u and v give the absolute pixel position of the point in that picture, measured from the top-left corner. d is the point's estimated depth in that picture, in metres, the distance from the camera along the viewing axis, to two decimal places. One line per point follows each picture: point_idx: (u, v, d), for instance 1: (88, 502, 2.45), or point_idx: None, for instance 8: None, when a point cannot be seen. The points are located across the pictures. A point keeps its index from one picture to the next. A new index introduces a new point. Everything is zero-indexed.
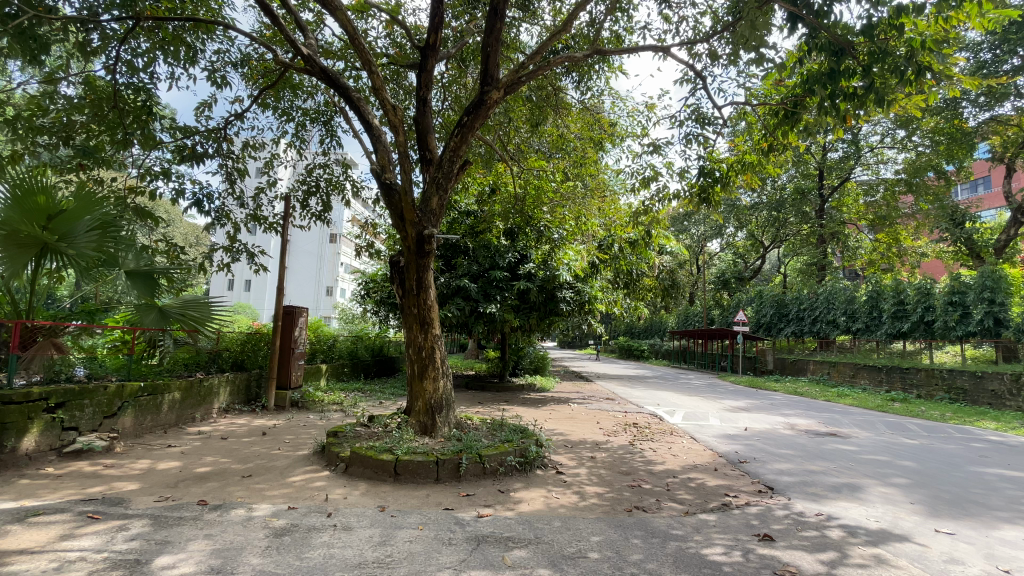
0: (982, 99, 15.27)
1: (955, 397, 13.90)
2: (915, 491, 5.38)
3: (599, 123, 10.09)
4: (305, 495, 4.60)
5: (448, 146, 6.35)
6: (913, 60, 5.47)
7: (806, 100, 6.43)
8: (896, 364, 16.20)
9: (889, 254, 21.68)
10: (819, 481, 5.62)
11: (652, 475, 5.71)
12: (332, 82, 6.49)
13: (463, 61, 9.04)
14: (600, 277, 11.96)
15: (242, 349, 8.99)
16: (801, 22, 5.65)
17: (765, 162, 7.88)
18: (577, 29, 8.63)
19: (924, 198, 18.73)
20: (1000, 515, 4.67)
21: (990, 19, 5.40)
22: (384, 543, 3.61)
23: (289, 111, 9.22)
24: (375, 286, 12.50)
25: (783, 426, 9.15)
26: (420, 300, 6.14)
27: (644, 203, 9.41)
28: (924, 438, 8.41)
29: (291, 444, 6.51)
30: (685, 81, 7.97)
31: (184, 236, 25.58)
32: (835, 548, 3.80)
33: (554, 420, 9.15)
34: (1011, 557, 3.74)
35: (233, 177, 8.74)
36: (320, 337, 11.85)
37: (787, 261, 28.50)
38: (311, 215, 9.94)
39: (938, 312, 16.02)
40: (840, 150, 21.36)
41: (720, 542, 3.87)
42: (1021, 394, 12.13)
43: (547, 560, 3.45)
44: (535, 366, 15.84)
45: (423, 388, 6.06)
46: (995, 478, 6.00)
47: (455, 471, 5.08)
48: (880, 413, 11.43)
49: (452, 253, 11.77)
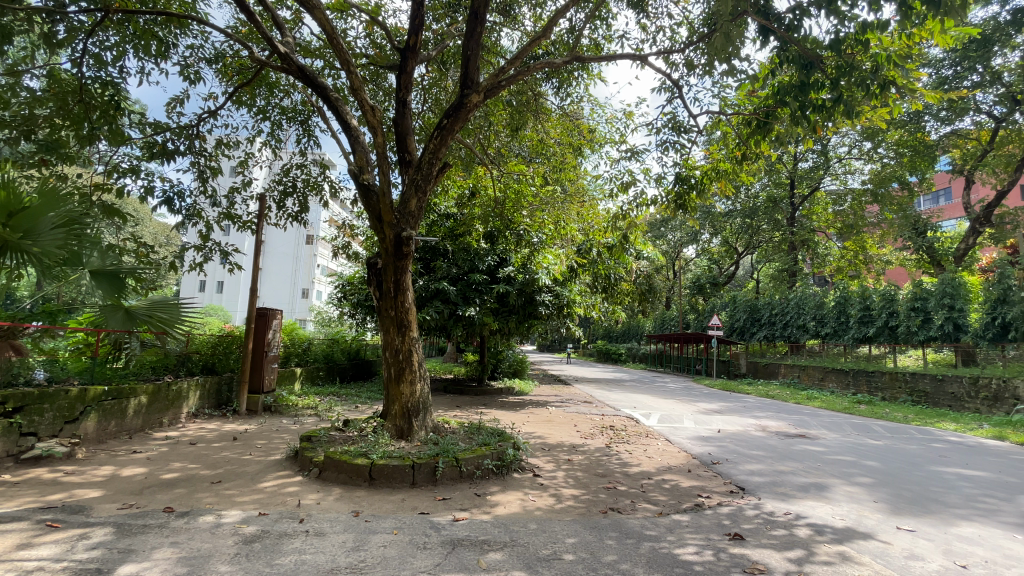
0: (944, 114, 15.95)
1: (918, 399, 14.44)
2: (878, 489, 5.58)
3: (579, 129, 10.24)
4: (276, 501, 4.50)
5: (428, 148, 6.34)
6: (879, 74, 5.71)
7: (778, 111, 6.68)
8: (862, 368, 16.75)
9: (855, 261, 22.66)
10: (788, 481, 5.78)
11: (628, 477, 5.79)
12: (310, 81, 6.40)
13: (444, 63, 9.06)
14: (578, 281, 12.13)
15: (213, 352, 8.79)
16: (773, 35, 5.86)
17: (740, 170, 8.02)
18: (557, 35, 8.76)
19: (889, 208, 19.42)
20: (958, 513, 4.87)
21: (952, 36, 5.70)
22: (358, 549, 3.56)
23: (265, 110, 9.09)
24: (352, 288, 12.38)
25: (754, 428, 9.37)
26: (398, 302, 6.08)
27: (622, 209, 9.62)
28: (885, 438, 8.74)
29: (263, 449, 6.37)
30: (664, 90, 8.10)
31: (153, 236, 24.83)
32: (803, 546, 3.91)
33: (532, 423, 9.20)
34: (968, 553, 3.91)
35: (205, 175, 8.54)
36: (294, 341, 11.66)
37: (759, 268, 29.10)
38: (287, 217, 9.74)
39: (901, 317, 16.64)
40: (810, 160, 22.04)
41: (692, 542, 3.93)
42: (980, 396, 12.63)
43: (522, 563, 3.45)
44: (513, 369, 15.98)
45: (400, 392, 6.01)
46: (953, 477, 6.25)
47: (431, 475, 5.04)
48: (846, 415, 11.82)
49: (431, 255, 11.69)
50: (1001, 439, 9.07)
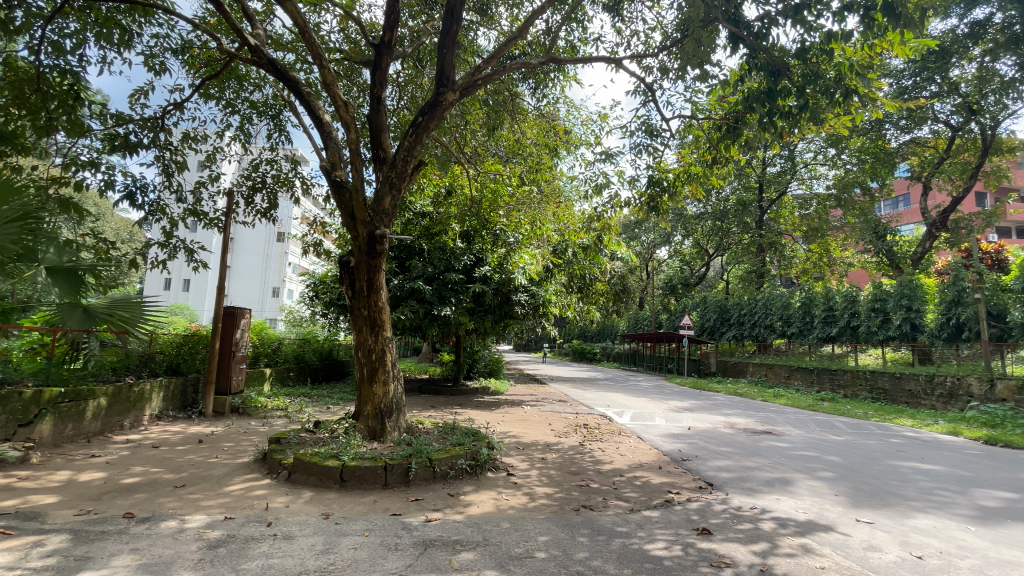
0: (904, 123, 16.66)
1: (877, 396, 15.05)
2: (839, 483, 5.80)
3: (555, 130, 10.30)
4: (243, 504, 4.39)
5: (403, 145, 6.29)
6: (842, 82, 5.96)
7: (746, 117, 6.86)
8: (826, 366, 17.36)
9: (819, 264, 23.47)
10: (755, 477, 5.95)
11: (600, 475, 5.86)
12: (281, 75, 6.26)
13: (420, 60, 9.01)
14: (554, 280, 12.20)
15: (177, 353, 8.52)
16: (742, 43, 6.05)
17: (710, 174, 8.22)
18: (534, 36, 8.80)
19: (852, 212, 20.18)
20: (913, 505, 5.09)
21: (911, 48, 5.99)
22: (327, 552, 3.50)
23: (234, 103, 8.85)
24: (324, 287, 12.17)
25: (723, 425, 9.61)
26: (371, 301, 6.00)
27: (597, 210, 9.75)
28: (847, 434, 9.09)
29: (230, 452, 6.20)
30: (638, 93, 8.24)
31: (115, 232, 23.87)
32: (767, 539, 4.03)
33: (507, 422, 9.21)
34: (922, 544, 4.09)
35: (171, 170, 8.27)
36: (263, 340, 11.40)
37: (729, 269, 29.82)
38: (256, 213, 9.48)
39: (863, 317, 17.24)
40: (778, 165, 22.72)
41: (661, 538, 4.01)
42: (935, 393, 13.26)
43: (494, 562, 3.46)
44: (489, 369, 16.01)
45: (373, 392, 5.94)
46: (910, 471, 6.54)
47: (404, 475, 5.00)
48: (811, 412, 12.24)
49: (406, 254, 11.57)
50: (954, 435, 9.54)
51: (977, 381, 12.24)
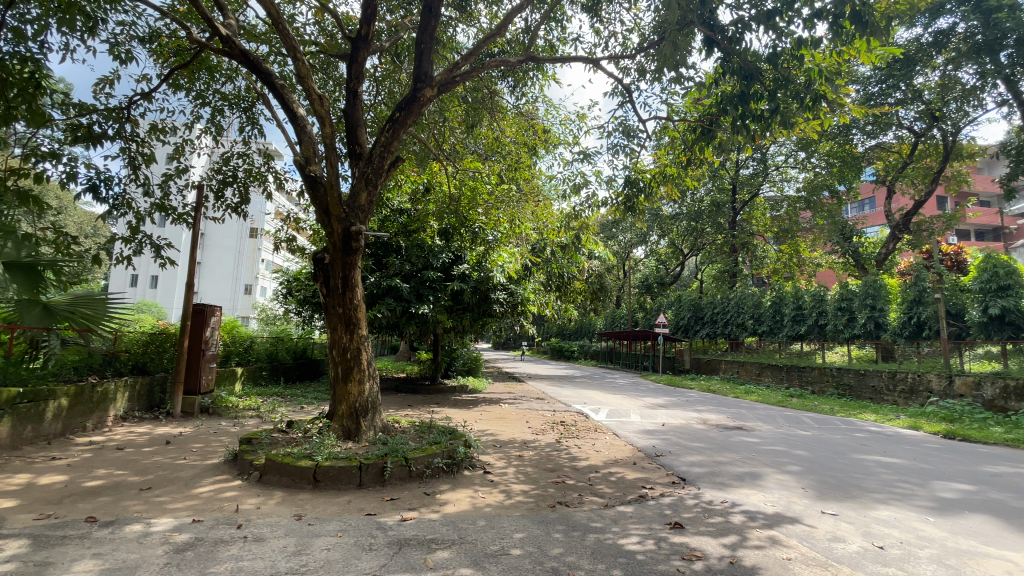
0: (870, 128, 17.23)
1: (843, 392, 15.56)
2: (806, 477, 5.98)
3: (534, 129, 10.31)
4: (213, 507, 4.29)
5: (379, 140, 6.21)
6: (812, 88, 6.13)
7: (720, 119, 7.01)
8: (795, 364, 17.88)
9: (789, 264, 24.16)
10: (726, 471, 6.10)
11: (576, 471, 5.91)
12: (254, 67, 6.11)
13: (398, 56, 8.92)
14: (533, 279, 12.23)
15: (144, 351, 8.25)
16: (717, 46, 6.15)
17: (685, 175, 8.37)
18: (514, 34, 8.81)
19: (821, 214, 20.82)
20: (876, 497, 5.30)
21: (876, 55, 6.18)
22: (299, 553, 3.45)
23: (204, 95, 8.60)
24: (298, 285, 11.93)
25: (696, 421, 9.81)
26: (345, 299, 5.92)
27: (575, 209, 9.84)
28: (814, 429, 9.39)
29: (200, 453, 6.04)
30: (615, 94, 8.33)
31: (77, 226, 22.93)
32: (737, 532, 4.14)
33: (484, 420, 9.19)
34: (883, 534, 4.26)
35: (137, 162, 7.98)
36: (234, 339, 11.16)
37: (703, 269, 30.41)
38: (227, 208, 9.23)
39: (830, 316, 17.76)
40: (750, 167, 23.23)
41: (635, 532, 4.07)
42: (897, 389, 13.78)
43: (469, 560, 3.46)
44: (467, 367, 15.96)
45: (347, 391, 5.86)
46: (873, 464, 6.79)
47: (379, 475, 4.95)
48: (780, 408, 12.59)
49: (383, 251, 11.43)
50: (915, 429, 9.95)
51: (936, 377, 12.77)
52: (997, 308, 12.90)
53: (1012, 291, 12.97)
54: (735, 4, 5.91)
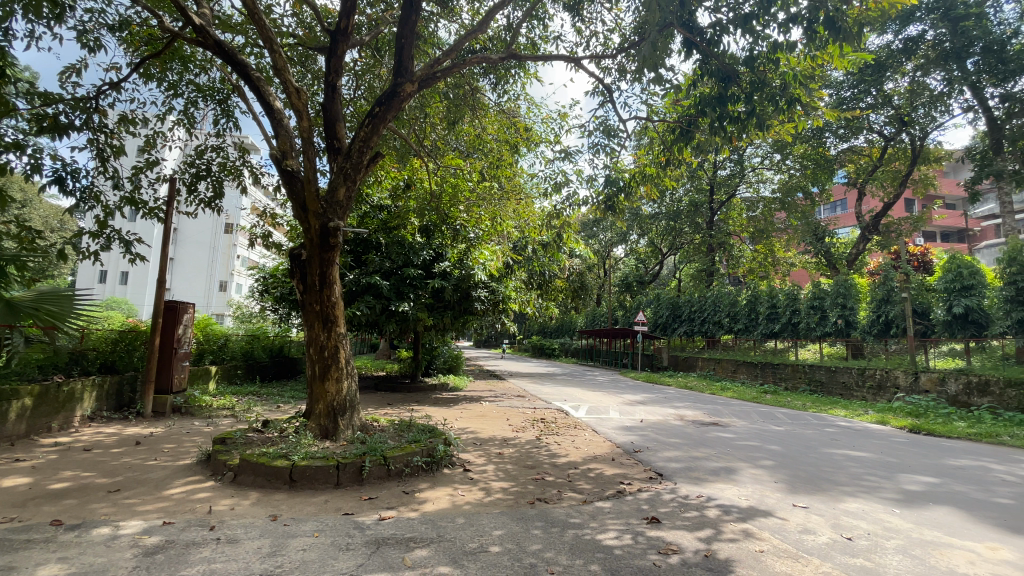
0: (842, 132, 17.69)
1: (814, 388, 15.99)
2: (779, 471, 6.14)
3: (515, 127, 10.26)
4: (185, 508, 4.19)
5: (358, 136, 6.12)
6: (787, 91, 6.28)
7: (698, 121, 7.12)
8: (769, 361, 18.30)
9: (765, 263, 24.70)
10: (702, 466, 6.22)
11: (555, 468, 5.95)
12: (229, 59, 5.97)
13: (378, 50, 8.82)
14: (514, 277, 12.23)
15: (113, 350, 8.00)
16: (696, 48, 6.27)
17: (664, 175, 8.46)
18: (495, 31, 8.79)
19: (795, 215, 21.32)
20: (845, 490, 5.47)
21: (848, 60, 6.35)
22: (274, 554, 3.40)
23: (177, 86, 8.36)
24: (274, 282, 11.71)
25: (673, 418, 9.96)
26: (323, 296, 5.83)
27: (556, 208, 9.88)
28: (786, 425, 9.63)
29: (172, 453, 5.89)
30: (596, 93, 8.38)
31: (41, 220, 22.06)
32: (712, 526, 4.22)
33: (465, 418, 9.18)
34: (851, 526, 4.40)
35: (106, 154, 7.70)
36: (208, 337, 10.91)
37: (681, 268, 30.86)
38: (200, 203, 8.98)
39: (803, 315, 18.19)
40: (728, 168, 23.61)
41: (613, 527, 4.12)
42: (866, 385, 14.22)
43: (448, 558, 3.45)
44: (448, 366, 15.90)
45: (325, 390, 5.79)
46: (843, 458, 7.00)
47: (357, 474, 4.91)
48: (755, 404, 12.87)
49: (363, 248, 11.31)
50: (882, 424, 10.28)
51: (903, 374, 13.21)
52: (961, 306, 13.41)
53: (975, 291, 13.52)
54: (713, 7, 6.00)
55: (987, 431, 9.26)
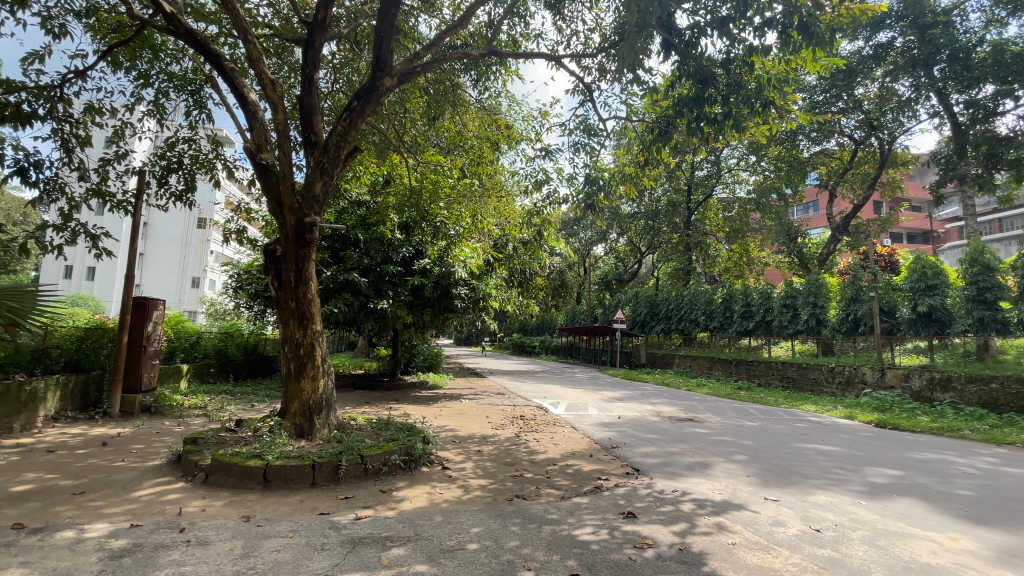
0: (815, 135, 18.16)
1: (786, 384, 16.43)
2: (751, 465, 6.29)
3: (496, 124, 10.18)
4: (153, 510, 4.08)
5: (335, 129, 6.03)
6: (762, 93, 6.42)
7: (676, 122, 7.23)
8: (743, 358, 18.71)
9: (740, 262, 25.23)
10: (677, 461, 6.32)
11: (534, 464, 5.99)
12: (202, 48, 5.80)
13: (357, 43, 8.71)
14: (495, 274, 12.21)
15: (78, 348, 7.74)
16: (674, 49, 6.36)
17: (642, 175, 8.56)
18: (476, 28, 8.75)
19: (769, 216, 21.81)
20: (814, 483, 5.63)
21: (820, 65, 6.51)
22: (247, 556, 3.34)
23: (147, 75, 8.11)
24: (249, 278, 11.46)
25: (650, 413, 10.11)
26: (299, 293, 5.73)
27: (537, 206, 9.92)
28: (759, 420, 9.87)
29: (140, 454, 5.72)
30: (577, 92, 8.41)
31: None
32: (687, 520, 4.30)
33: (444, 416, 9.15)
34: (820, 518, 4.54)
35: (71, 145, 7.42)
36: (179, 334, 10.66)
37: (660, 267, 31.28)
38: (171, 196, 8.73)
39: (776, 313, 18.63)
40: (705, 168, 23.98)
41: (590, 523, 4.17)
42: (835, 381, 14.67)
43: (425, 556, 3.44)
44: (427, 363, 15.82)
45: (301, 388, 5.70)
46: (812, 452, 7.21)
47: (334, 473, 4.85)
48: (730, 400, 13.14)
49: (340, 244, 11.16)
50: (850, 419, 10.63)
51: (870, 370, 13.65)
52: (925, 305, 13.93)
53: (938, 290, 14.03)
54: (691, 8, 6.07)
55: (948, 425, 9.65)
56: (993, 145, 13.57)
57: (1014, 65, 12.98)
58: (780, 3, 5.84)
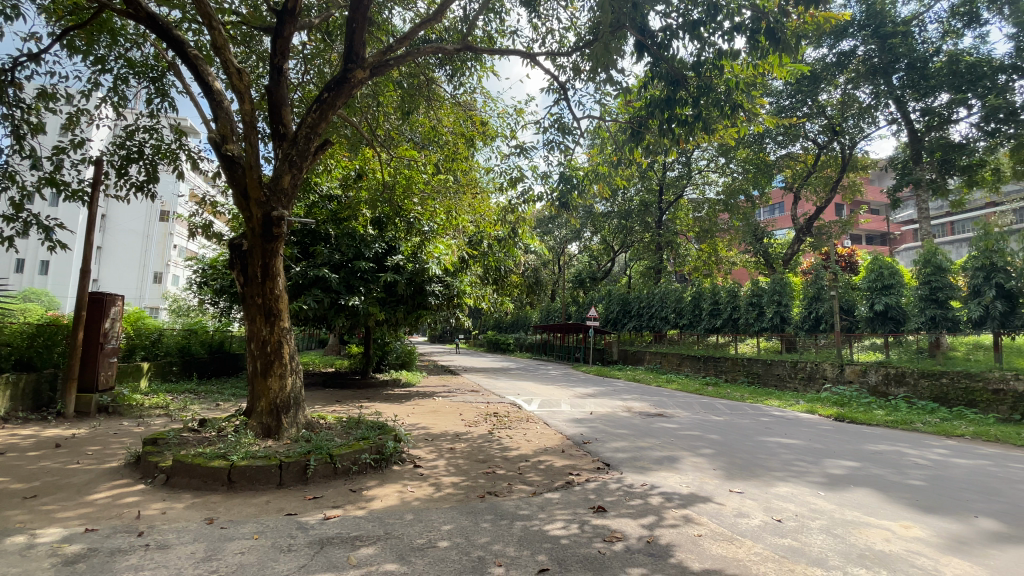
0: (781, 138, 18.75)
1: (752, 379, 16.95)
2: (717, 458, 6.47)
3: (472, 120, 10.14)
4: (111, 514, 3.93)
5: (305, 121, 5.89)
6: (730, 97, 6.59)
7: (648, 122, 7.34)
8: (711, 354, 19.19)
9: (709, 262, 25.87)
10: (647, 456, 6.45)
11: (506, 461, 6.01)
12: (163, 34, 5.58)
13: (329, 34, 8.55)
14: (470, 271, 12.16)
15: (29, 345, 7.37)
16: (647, 52, 6.45)
17: (615, 175, 8.67)
18: (451, 23, 8.69)
19: (737, 216, 22.41)
20: (776, 475, 5.84)
21: (787, 71, 6.70)
22: (209, 559, 3.25)
23: (106, 61, 7.75)
24: (214, 273, 11.10)
25: (621, 409, 10.28)
26: (266, 289, 5.59)
27: (512, 203, 9.91)
28: (726, 414, 10.16)
29: (97, 456, 5.48)
30: (551, 91, 8.44)
31: None
32: (655, 513, 4.40)
33: (417, 414, 9.07)
34: (781, 508, 4.71)
35: (22, 132, 7.03)
36: (139, 331, 10.28)
37: (632, 266, 31.76)
38: (130, 187, 8.37)
39: (742, 310, 19.14)
40: (676, 169, 24.35)
41: (561, 518, 4.21)
42: (798, 376, 15.22)
43: (395, 555, 3.42)
44: (400, 361, 15.69)
45: (267, 386, 5.56)
46: (775, 446, 7.46)
47: (302, 473, 4.76)
48: (698, 396, 13.46)
49: (310, 239, 10.94)
50: (811, 413, 11.03)
51: (830, 366, 14.21)
52: (881, 305, 14.58)
53: (893, 290, 14.68)
54: (664, 11, 6.17)
55: (902, 418, 10.12)
56: (947, 152, 14.50)
57: (968, 74, 13.74)
58: (748, 8, 5.97)
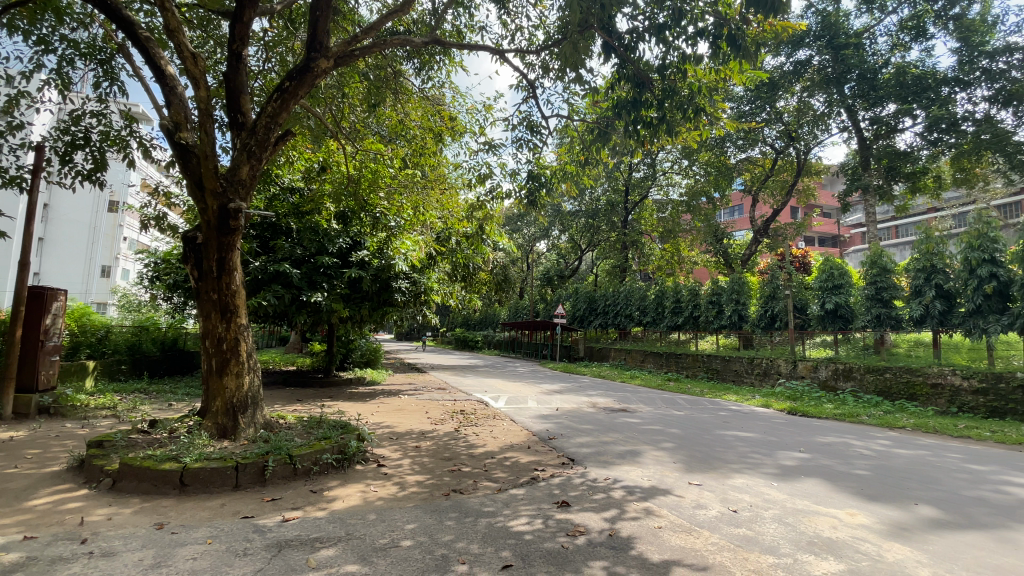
0: (741, 142, 19.38)
1: (711, 375, 17.46)
2: (678, 452, 6.65)
3: (440, 115, 10.00)
4: (51, 521, 3.71)
5: (265, 111, 5.69)
6: (693, 101, 6.74)
7: (614, 122, 7.45)
8: (673, 351, 19.68)
9: (672, 261, 26.51)
10: (610, 450, 6.57)
11: (471, 458, 6.00)
12: (112, 14, 5.29)
13: (292, 22, 8.31)
14: (437, 268, 12.05)
15: None
16: (614, 53, 6.52)
17: (582, 174, 8.75)
18: (420, 15, 8.55)
19: (699, 217, 23.04)
20: (732, 467, 6.05)
21: (747, 77, 6.93)
22: (159, 565, 3.11)
23: (48, 41, 7.27)
24: (165, 268, 10.59)
25: (586, 405, 10.43)
26: (222, 284, 5.39)
27: (479, 200, 9.86)
28: (686, 409, 10.46)
29: (37, 460, 5.16)
30: (520, 89, 8.41)
31: None
32: (617, 506, 4.49)
33: (381, 413, 8.94)
34: (736, 499, 4.89)
35: None
36: (84, 328, 9.78)
37: (599, 264, 32.19)
38: (75, 175, 7.88)
39: (703, 308, 19.73)
40: (642, 171, 24.77)
41: (525, 513, 4.24)
42: (754, 372, 15.80)
43: (357, 556, 3.37)
44: (365, 359, 15.43)
45: (223, 386, 5.37)
46: (732, 439, 7.74)
47: (260, 474, 4.62)
48: (660, 391, 13.80)
49: (271, 233, 10.62)
50: (766, 407, 11.49)
51: (784, 362, 14.82)
52: (832, 303, 15.36)
53: (842, 289, 15.47)
54: (631, 13, 6.26)
55: (849, 411, 10.67)
56: (893, 159, 15.35)
57: (914, 86, 14.59)
58: (711, 15, 6.14)
